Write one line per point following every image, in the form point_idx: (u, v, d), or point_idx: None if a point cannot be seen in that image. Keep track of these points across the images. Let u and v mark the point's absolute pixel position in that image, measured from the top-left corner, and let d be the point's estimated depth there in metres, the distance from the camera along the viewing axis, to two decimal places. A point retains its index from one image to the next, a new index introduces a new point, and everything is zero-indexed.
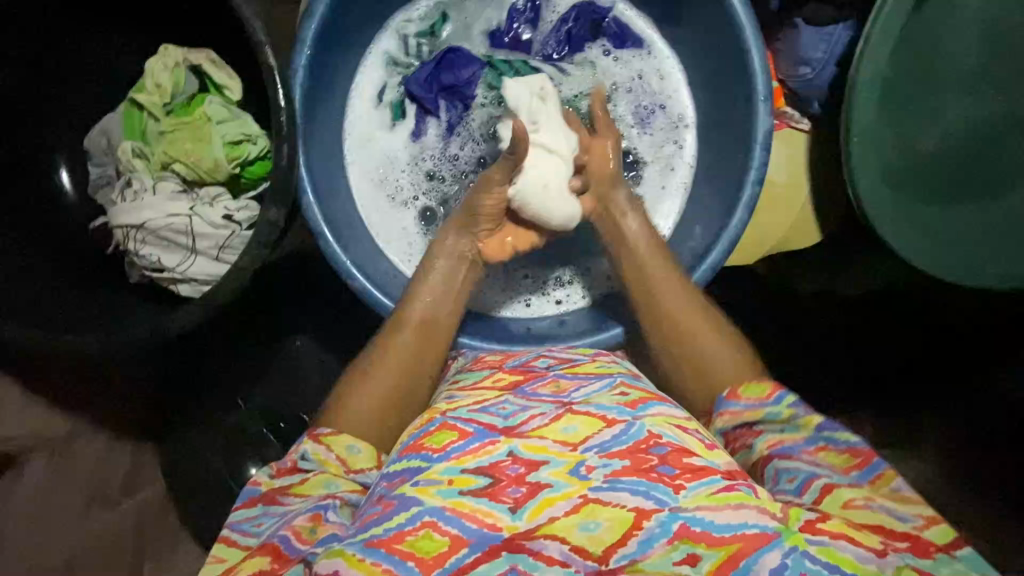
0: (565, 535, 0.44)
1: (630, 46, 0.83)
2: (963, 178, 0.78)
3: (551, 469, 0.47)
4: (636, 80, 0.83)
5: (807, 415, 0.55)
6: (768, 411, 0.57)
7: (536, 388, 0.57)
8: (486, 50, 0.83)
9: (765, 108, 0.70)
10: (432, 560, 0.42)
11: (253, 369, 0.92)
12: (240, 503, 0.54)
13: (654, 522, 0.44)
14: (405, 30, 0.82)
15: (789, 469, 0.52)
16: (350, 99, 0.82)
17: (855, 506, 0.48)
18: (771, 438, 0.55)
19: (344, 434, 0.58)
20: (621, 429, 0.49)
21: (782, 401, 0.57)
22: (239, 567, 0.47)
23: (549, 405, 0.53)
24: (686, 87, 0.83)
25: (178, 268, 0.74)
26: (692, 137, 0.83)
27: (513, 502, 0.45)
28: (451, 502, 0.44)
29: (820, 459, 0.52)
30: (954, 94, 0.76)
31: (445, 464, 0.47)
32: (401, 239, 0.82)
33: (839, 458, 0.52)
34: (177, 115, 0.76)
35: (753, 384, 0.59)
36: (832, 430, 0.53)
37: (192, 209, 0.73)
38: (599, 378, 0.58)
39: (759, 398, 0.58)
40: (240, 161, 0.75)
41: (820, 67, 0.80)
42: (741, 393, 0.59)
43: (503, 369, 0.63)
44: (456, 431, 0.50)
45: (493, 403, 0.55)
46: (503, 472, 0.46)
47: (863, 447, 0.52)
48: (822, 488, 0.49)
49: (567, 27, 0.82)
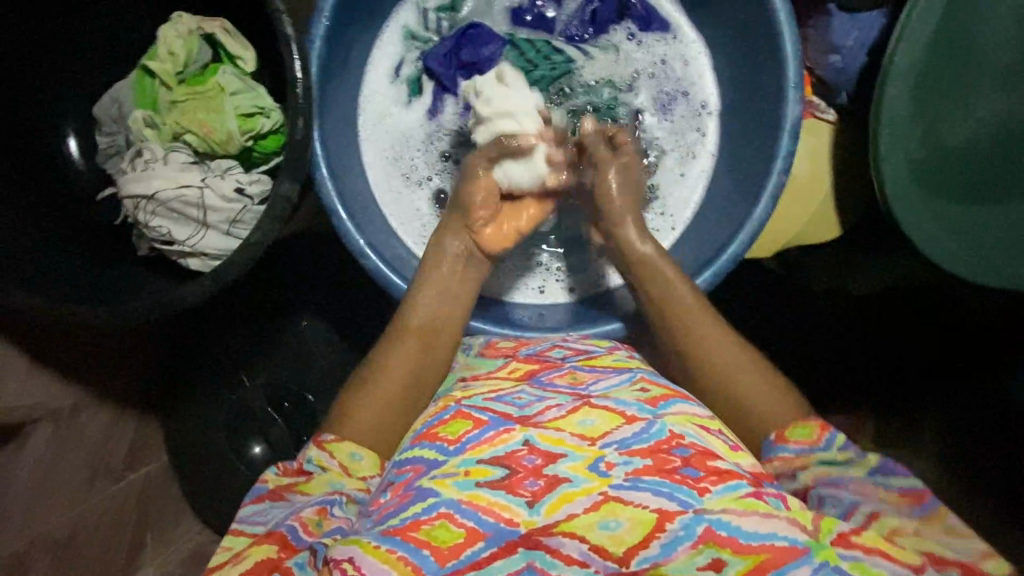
0: (585, 534, 0.42)
1: (655, 29, 0.80)
2: (997, 172, 0.76)
3: (570, 463, 0.46)
4: (660, 65, 0.81)
5: (858, 455, 0.54)
6: (820, 456, 0.54)
7: (553, 378, 0.56)
8: (507, 28, 0.80)
9: (794, 96, 0.68)
10: (448, 550, 0.41)
11: (258, 347, 0.91)
12: (248, 499, 0.54)
13: (678, 524, 0.42)
14: (424, 3, 0.79)
15: (834, 496, 0.51)
16: (366, 74, 0.80)
17: (903, 534, 0.47)
18: (818, 471, 0.53)
19: (345, 441, 0.57)
20: (642, 427, 0.48)
21: (834, 443, 0.55)
22: (246, 553, 0.47)
23: (566, 396, 0.53)
24: (711, 72, 0.80)
25: (189, 242, 0.72)
26: (716, 124, 0.81)
27: (530, 496, 0.44)
28: (469, 494, 0.43)
29: (869, 493, 0.51)
30: (988, 88, 0.74)
31: (461, 456, 0.47)
32: (414, 221, 0.81)
33: (893, 496, 0.50)
34: (190, 84, 0.74)
35: (798, 425, 0.56)
36: (886, 473, 0.52)
37: (203, 181, 0.72)
38: (618, 373, 0.57)
39: (809, 442, 0.55)
40: (253, 134, 0.73)
41: (850, 56, 0.78)
42: (790, 436, 0.55)
43: (518, 358, 0.62)
44: (471, 421, 0.50)
45: (509, 393, 0.54)
46: (519, 463, 0.46)
47: (920, 488, 0.51)
48: (869, 515, 0.49)
49: (592, 7, 0.79)
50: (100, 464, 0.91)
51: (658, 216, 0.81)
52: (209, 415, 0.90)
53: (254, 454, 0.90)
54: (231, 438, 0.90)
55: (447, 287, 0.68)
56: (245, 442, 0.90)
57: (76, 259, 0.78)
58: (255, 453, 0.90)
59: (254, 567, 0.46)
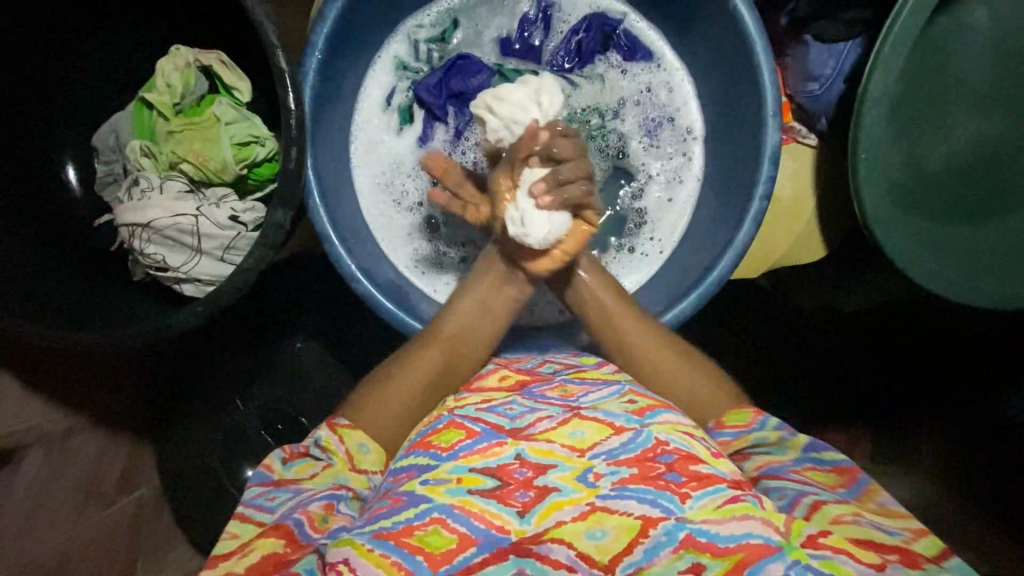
0: (572, 541, 0.43)
1: (640, 58, 0.83)
2: (972, 196, 0.78)
3: (560, 474, 0.46)
4: (644, 93, 0.83)
5: (794, 435, 0.55)
6: (756, 436, 0.56)
7: (544, 391, 0.57)
8: (497, 58, 0.83)
9: (774, 123, 0.70)
10: (440, 555, 0.42)
11: (251, 368, 0.92)
12: (253, 483, 0.54)
13: (660, 530, 0.43)
14: (416, 35, 0.82)
15: (778, 487, 0.51)
16: (358, 103, 0.82)
17: (844, 521, 0.46)
18: (758, 459, 0.54)
19: (357, 429, 0.57)
20: (629, 437, 0.49)
21: (766, 424, 0.56)
22: (252, 545, 0.47)
23: (558, 408, 0.53)
24: (695, 99, 0.82)
25: (184, 268, 0.73)
26: (700, 149, 0.83)
27: (521, 506, 0.44)
28: (461, 500, 0.44)
29: (806, 475, 0.52)
30: (959, 114, 0.77)
31: (453, 464, 0.47)
32: (406, 245, 0.82)
33: (825, 477, 0.52)
34: (187, 115, 0.76)
35: (732, 412, 0.59)
36: (818, 450, 0.54)
37: (199, 210, 0.73)
38: (607, 385, 0.58)
39: (744, 425, 0.57)
40: (248, 162, 0.75)
41: (828, 84, 0.80)
42: (726, 421, 0.58)
43: (510, 368, 0.63)
44: (463, 431, 0.50)
45: (501, 403, 0.54)
46: (511, 474, 0.46)
47: (848, 465, 0.53)
48: (811, 505, 0.48)
49: (578, 38, 0.82)
50: (93, 487, 0.91)
51: (648, 240, 0.83)
52: (201, 437, 0.90)
53: (247, 477, 0.90)
54: (224, 460, 0.90)
55: (482, 308, 0.66)
56: (238, 466, 0.90)
57: (73, 284, 0.79)
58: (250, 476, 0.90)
59: (260, 561, 0.46)
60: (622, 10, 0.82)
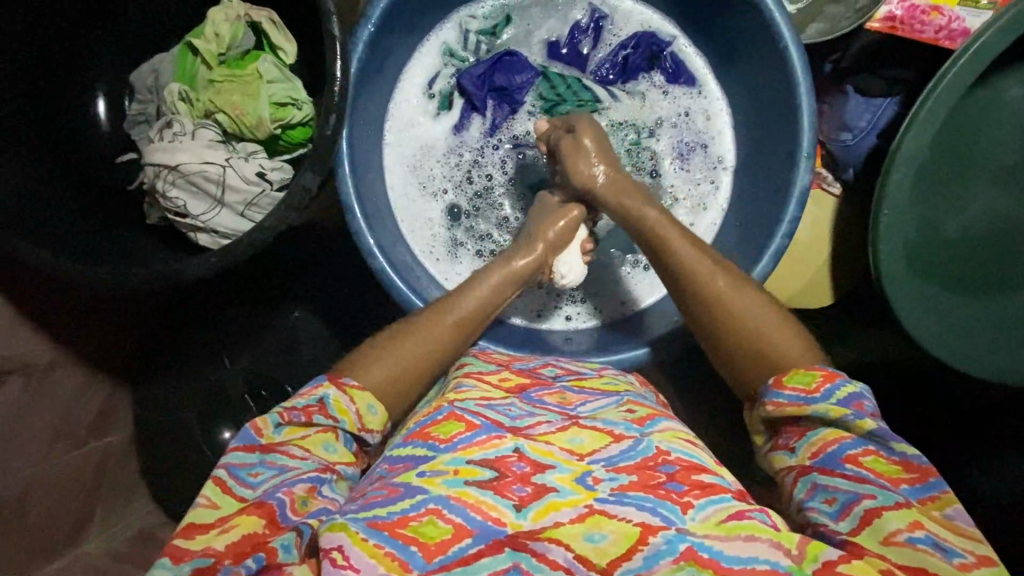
0: (570, 542, 0.43)
1: (683, 83, 0.82)
2: (976, 266, 0.80)
3: (558, 474, 0.47)
4: (682, 116, 0.82)
5: (860, 418, 0.49)
6: (814, 409, 0.51)
7: (541, 395, 0.58)
8: (543, 60, 0.83)
9: (806, 165, 0.70)
10: (434, 546, 0.42)
11: (245, 331, 0.91)
12: (236, 445, 0.49)
13: (661, 539, 0.43)
14: (468, 25, 0.82)
15: (828, 489, 0.48)
16: (400, 83, 0.82)
17: (897, 542, 0.43)
18: (815, 441, 0.50)
19: (366, 391, 0.54)
20: (629, 445, 0.50)
21: (831, 396, 0.50)
22: (231, 521, 0.45)
23: (555, 414, 0.55)
24: (731, 130, 0.82)
25: (203, 217, 0.72)
26: (729, 180, 0.82)
27: (518, 500, 0.45)
28: (457, 491, 0.45)
29: (865, 466, 0.48)
30: (981, 185, 0.78)
31: (451, 455, 0.48)
32: (425, 229, 0.82)
33: (890, 468, 0.48)
34: (230, 67, 0.76)
35: (800, 372, 0.53)
36: (889, 438, 0.49)
37: (227, 161, 0.72)
38: (606, 396, 0.60)
39: (807, 390, 0.52)
40: (283, 123, 0.75)
41: (861, 136, 0.81)
42: (787, 381, 0.53)
43: (511, 369, 0.64)
44: (463, 423, 0.51)
45: (500, 403, 0.55)
46: (508, 467, 0.47)
47: (923, 463, 0.47)
48: (863, 516, 0.45)
49: (625, 53, 0.82)
50: (65, 427, 0.90)
51: None
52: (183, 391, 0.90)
53: (222, 439, 0.88)
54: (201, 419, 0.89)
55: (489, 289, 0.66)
56: (213, 428, 0.88)
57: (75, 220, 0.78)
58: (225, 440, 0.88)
59: (239, 540, 0.44)
60: (672, 33, 0.82)
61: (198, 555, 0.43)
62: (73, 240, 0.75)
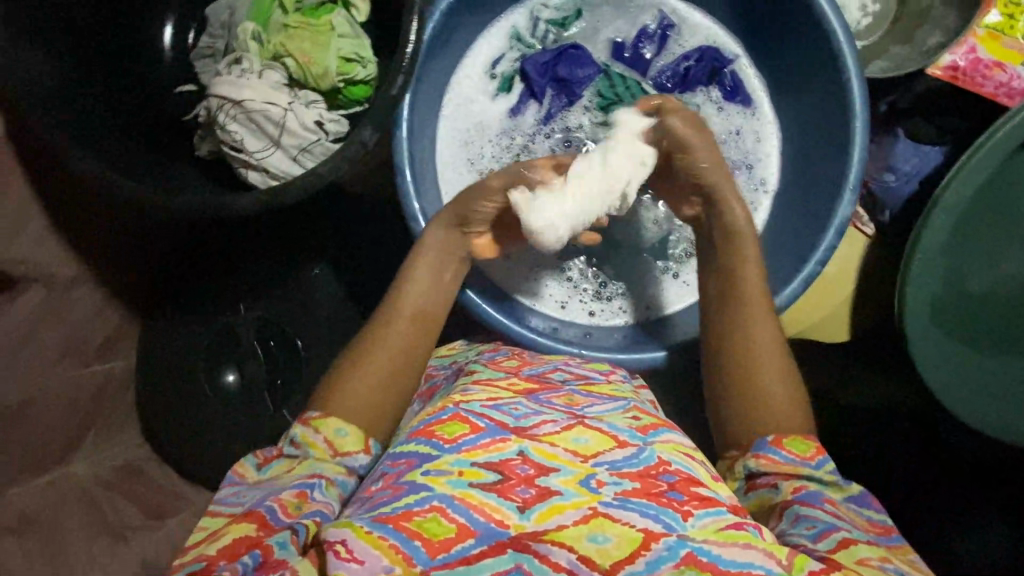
0: (573, 544, 0.44)
1: (738, 102, 0.84)
2: (998, 323, 0.81)
3: (561, 478, 0.48)
4: (732, 135, 0.84)
5: (839, 479, 0.55)
6: (807, 470, 0.55)
7: (550, 397, 0.59)
8: (606, 58, 0.84)
9: (849, 198, 0.71)
10: (439, 543, 0.43)
11: (267, 282, 0.94)
12: (225, 485, 0.53)
13: (662, 544, 0.44)
14: (539, 12, 0.83)
15: (809, 517, 0.50)
16: (465, 58, 0.83)
17: (869, 564, 0.47)
18: (798, 484, 0.54)
19: (331, 417, 0.57)
20: (633, 452, 0.52)
21: (822, 466, 0.56)
22: (224, 532, 0.47)
23: (561, 414, 0.56)
24: (778, 156, 0.84)
25: (257, 155, 0.74)
26: (768, 204, 0.84)
27: (521, 502, 0.46)
28: (461, 492, 0.46)
29: (842, 512, 0.52)
30: (1015, 245, 0.80)
31: (455, 456, 0.49)
32: None
33: (863, 522, 0.52)
34: (304, 15, 0.77)
35: (796, 438, 0.57)
36: (861, 500, 0.54)
37: (290, 105, 0.74)
38: (613, 400, 0.61)
39: (800, 455, 0.56)
40: (346, 78, 0.76)
41: (903, 180, 0.83)
42: (785, 443, 0.57)
43: (520, 376, 0.64)
44: (467, 425, 0.51)
45: (507, 403, 0.56)
46: (512, 470, 0.48)
47: (887, 525, 0.53)
48: (839, 541, 0.48)
49: (687, 64, 0.83)
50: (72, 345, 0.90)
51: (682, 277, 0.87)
52: (198, 330, 0.93)
53: (225, 381, 0.91)
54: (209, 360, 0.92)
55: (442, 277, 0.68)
56: (219, 369, 0.92)
57: (119, 134, 0.79)
58: (227, 382, 0.91)
59: (232, 544, 0.46)
60: (736, 52, 0.84)
61: (194, 564, 0.45)
62: (117, 150, 0.77)
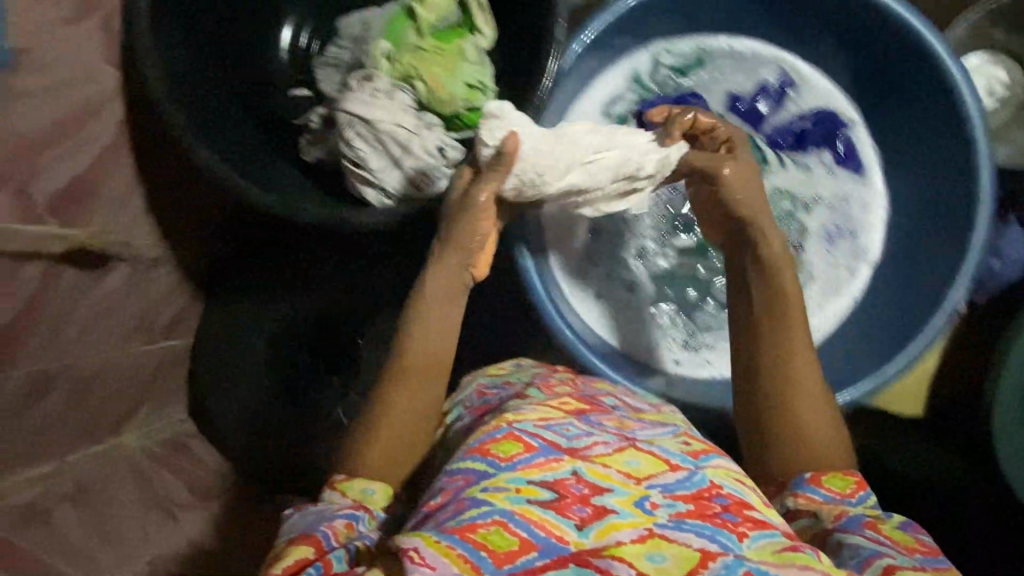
0: (633, 561, 0.43)
1: (849, 168, 0.84)
2: None
3: (617, 498, 0.47)
4: (838, 200, 0.84)
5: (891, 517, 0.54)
6: (851, 508, 0.54)
7: (601, 419, 0.58)
8: (722, 109, 0.84)
9: (965, 283, 0.72)
10: (504, 554, 0.43)
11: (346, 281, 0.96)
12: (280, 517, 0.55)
13: (720, 564, 0.43)
14: (661, 58, 0.83)
15: (852, 544, 0.49)
16: (583, 96, 0.83)
17: None
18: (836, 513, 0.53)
19: (357, 478, 0.57)
20: (684, 475, 0.50)
21: (865, 500, 0.55)
22: (283, 555, 0.48)
23: (612, 436, 0.55)
24: (882, 227, 0.83)
25: (378, 173, 0.75)
26: (867, 273, 0.83)
27: (579, 519, 0.45)
28: (521, 508, 0.45)
29: (884, 536, 0.50)
30: None
31: (512, 474, 0.48)
32: (566, 239, 0.85)
33: (903, 540, 0.50)
34: (437, 38, 0.77)
35: (838, 475, 0.56)
36: (906, 527, 0.52)
37: (416, 127, 0.74)
38: (665, 426, 0.60)
39: (841, 493, 0.55)
40: (469, 105, 0.76)
41: (1009, 265, 0.83)
42: (824, 480, 0.56)
43: (573, 395, 0.63)
44: (522, 444, 0.51)
45: (559, 423, 0.55)
46: (568, 488, 0.47)
47: (931, 545, 0.50)
48: (883, 567, 0.46)
49: (802, 125, 0.83)
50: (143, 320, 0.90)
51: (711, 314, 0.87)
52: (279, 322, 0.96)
53: None
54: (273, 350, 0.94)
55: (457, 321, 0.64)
56: None
57: (233, 127, 0.80)
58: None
59: (296, 561, 0.47)
60: (851, 118, 0.84)
61: None
62: (234, 142, 0.79)
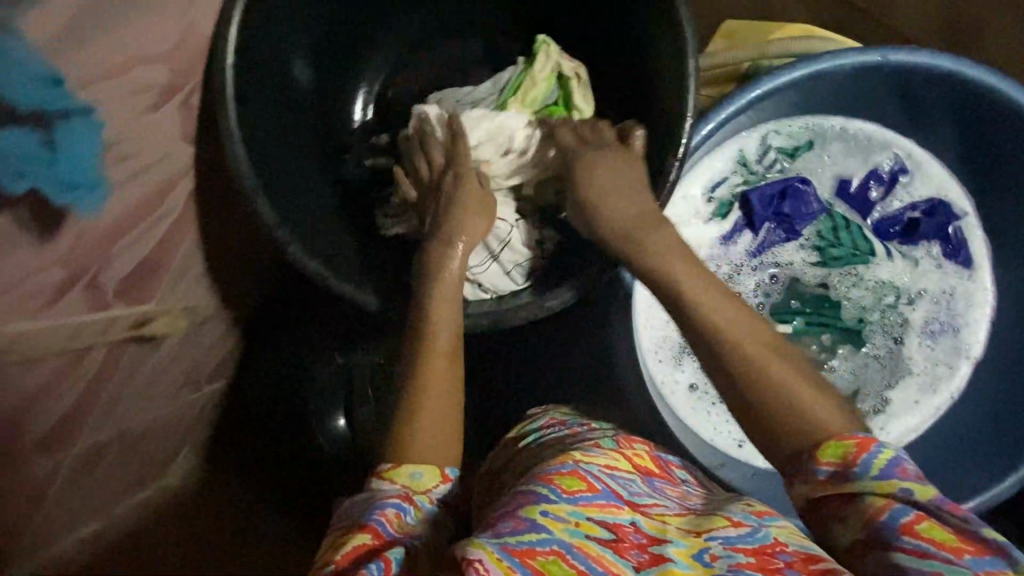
0: None
1: (958, 261, 0.80)
2: None
3: (675, 547, 0.42)
4: (945, 294, 0.80)
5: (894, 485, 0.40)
6: (859, 485, 0.41)
7: (664, 486, 0.52)
8: (830, 196, 0.80)
9: None
10: None
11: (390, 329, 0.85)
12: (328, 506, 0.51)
13: None
14: (770, 138, 0.78)
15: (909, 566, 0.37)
16: (688, 177, 0.78)
17: None
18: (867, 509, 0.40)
19: (401, 463, 0.50)
20: (748, 530, 0.44)
21: (873, 469, 0.41)
22: (334, 549, 0.44)
23: (674, 503, 0.49)
24: (987, 324, 0.80)
25: (473, 268, 0.71)
26: (967, 370, 0.80)
27: (636, 562, 0.41)
28: (579, 542, 0.41)
29: (923, 537, 0.38)
30: None
31: (572, 507, 0.44)
32: (660, 330, 0.82)
33: (945, 536, 0.38)
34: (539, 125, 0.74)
35: (831, 444, 0.42)
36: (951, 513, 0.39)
37: (514, 221, 0.72)
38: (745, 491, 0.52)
39: (843, 464, 0.41)
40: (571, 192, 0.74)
41: None
42: (825, 455, 0.42)
43: (646, 451, 0.56)
44: (586, 482, 0.46)
45: (623, 477, 0.50)
46: (626, 535, 0.43)
47: (984, 536, 0.38)
48: None
49: (913, 215, 0.79)
50: None
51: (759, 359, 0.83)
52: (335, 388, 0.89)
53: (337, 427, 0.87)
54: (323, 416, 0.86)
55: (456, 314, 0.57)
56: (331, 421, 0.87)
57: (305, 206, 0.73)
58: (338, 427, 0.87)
59: (353, 551, 0.43)
60: (966, 208, 0.79)
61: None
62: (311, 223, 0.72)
